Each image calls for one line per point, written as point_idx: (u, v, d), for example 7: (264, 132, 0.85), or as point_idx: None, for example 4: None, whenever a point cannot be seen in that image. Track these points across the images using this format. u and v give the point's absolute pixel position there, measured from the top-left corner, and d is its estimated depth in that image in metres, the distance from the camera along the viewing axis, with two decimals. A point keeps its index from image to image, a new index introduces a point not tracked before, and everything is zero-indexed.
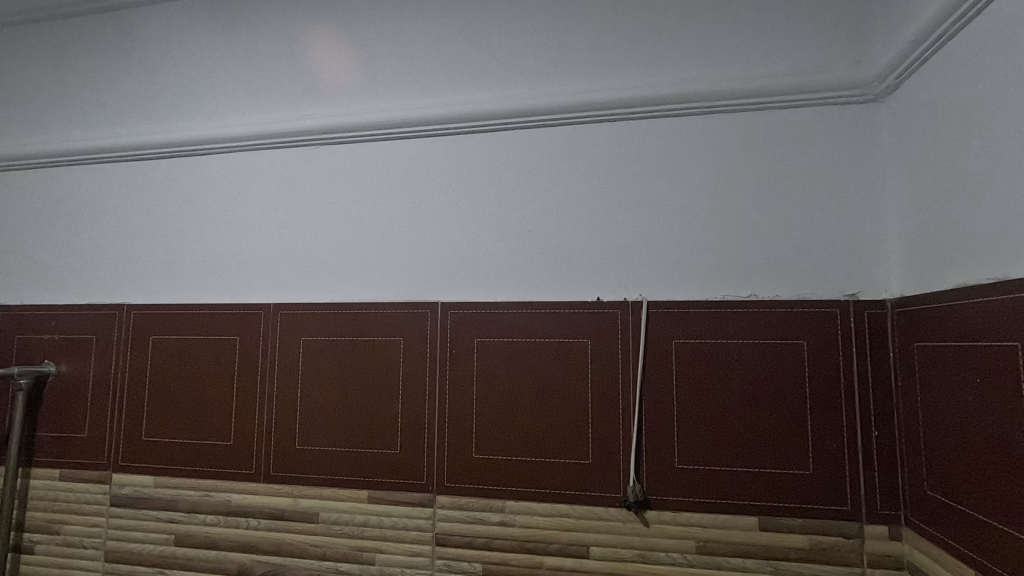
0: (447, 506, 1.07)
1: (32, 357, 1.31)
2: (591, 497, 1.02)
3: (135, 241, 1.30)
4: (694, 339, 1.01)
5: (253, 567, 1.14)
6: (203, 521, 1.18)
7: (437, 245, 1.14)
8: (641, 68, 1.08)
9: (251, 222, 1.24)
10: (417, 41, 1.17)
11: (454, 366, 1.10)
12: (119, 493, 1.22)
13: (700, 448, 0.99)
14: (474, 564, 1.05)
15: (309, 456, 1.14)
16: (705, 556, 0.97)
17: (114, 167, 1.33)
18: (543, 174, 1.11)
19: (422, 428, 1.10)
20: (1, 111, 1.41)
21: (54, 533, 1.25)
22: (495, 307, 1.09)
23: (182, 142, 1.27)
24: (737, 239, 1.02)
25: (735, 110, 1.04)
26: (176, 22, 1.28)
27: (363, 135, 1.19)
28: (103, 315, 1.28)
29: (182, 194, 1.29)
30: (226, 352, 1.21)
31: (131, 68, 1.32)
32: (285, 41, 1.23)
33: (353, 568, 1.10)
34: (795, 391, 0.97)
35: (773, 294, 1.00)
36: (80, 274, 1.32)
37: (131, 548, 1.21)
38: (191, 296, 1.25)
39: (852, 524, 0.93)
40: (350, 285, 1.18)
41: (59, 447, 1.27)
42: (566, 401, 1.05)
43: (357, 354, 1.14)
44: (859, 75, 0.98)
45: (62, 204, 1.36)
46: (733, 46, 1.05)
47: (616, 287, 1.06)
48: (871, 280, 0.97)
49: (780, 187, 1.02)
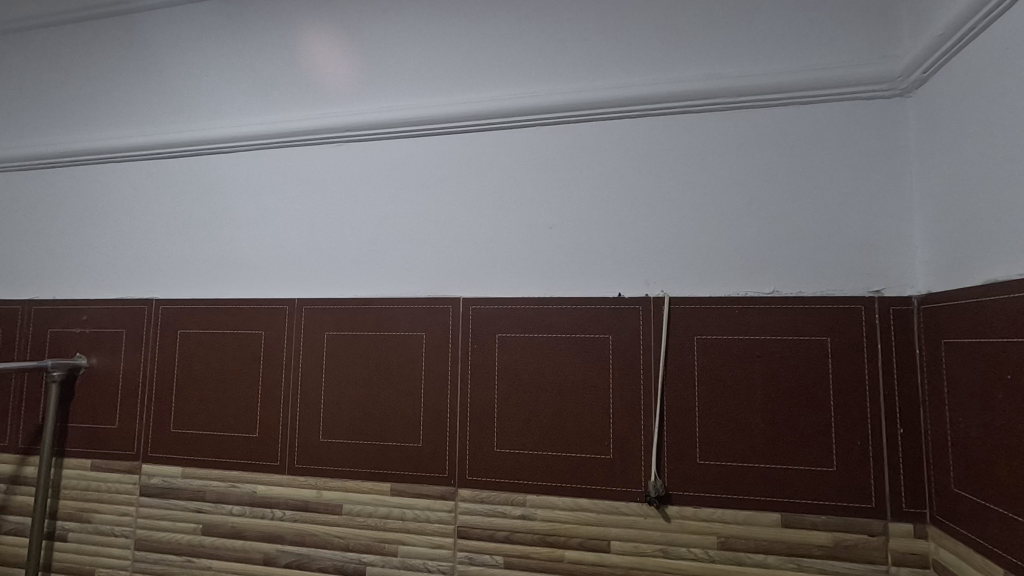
0: (469, 500, 1.09)
1: (65, 350, 1.34)
2: (612, 492, 1.02)
3: (163, 237, 1.33)
4: (716, 335, 1.02)
5: (278, 557, 1.16)
6: (229, 511, 1.20)
7: (458, 242, 1.15)
8: (661, 64, 1.09)
9: (272, 219, 1.26)
10: (418, 43, 1.21)
11: (475, 361, 1.11)
12: (149, 483, 1.25)
13: (722, 445, 0.99)
14: (496, 557, 1.06)
15: (332, 449, 1.16)
16: (727, 552, 0.97)
17: (142, 165, 1.36)
18: (563, 170, 1.11)
19: (443, 422, 1.11)
20: (28, 112, 1.46)
21: (86, 521, 1.28)
22: (515, 302, 1.10)
23: (199, 141, 1.31)
24: (760, 235, 1.02)
25: (759, 105, 1.03)
26: (191, 30, 1.35)
27: (380, 133, 1.21)
28: (132, 309, 1.31)
29: (208, 191, 1.31)
30: (251, 346, 1.23)
31: (149, 72, 1.37)
32: (289, 45, 1.29)
33: (376, 559, 1.12)
34: (818, 388, 0.97)
35: (796, 291, 1.00)
36: (107, 269, 1.35)
37: (160, 537, 1.23)
38: (217, 290, 1.28)
39: (877, 522, 0.93)
40: (372, 280, 1.19)
41: (91, 438, 1.30)
42: (587, 397, 1.05)
43: (380, 349, 1.16)
44: (885, 70, 0.97)
45: (92, 201, 1.39)
46: (756, 42, 1.05)
47: (637, 283, 1.06)
48: (896, 277, 0.97)
49: (802, 183, 1.01)
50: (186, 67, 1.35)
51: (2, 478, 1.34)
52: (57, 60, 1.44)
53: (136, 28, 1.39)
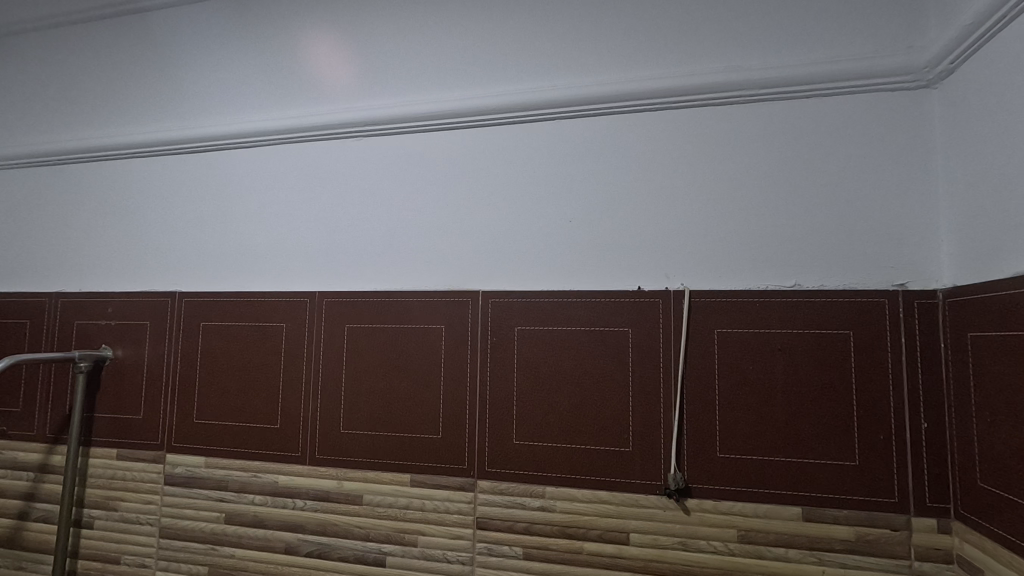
0: (488, 491, 1.09)
1: (91, 342, 1.37)
2: (632, 485, 1.03)
3: (185, 231, 1.35)
4: (736, 328, 1.01)
5: (299, 546, 1.18)
6: (251, 501, 1.22)
7: (479, 235, 1.16)
8: (681, 57, 1.08)
9: (292, 214, 1.28)
10: (431, 39, 1.22)
11: (495, 354, 1.12)
12: (173, 472, 1.28)
13: (743, 438, 0.99)
14: (515, 548, 1.07)
15: (352, 440, 1.18)
16: (747, 545, 0.97)
17: (164, 159, 1.38)
18: (583, 163, 1.11)
19: (463, 414, 1.12)
20: (53, 110, 1.49)
21: (113, 510, 1.31)
22: (535, 296, 1.11)
23: (218, 137, 1.32)
24: (781, 228, 1.02)
25: (781, 98, 1.03)
26: (207, 28, 1.38)
27: (398, 128, 1.22)
28: (155, 302, 1.33)
29: (230, 185, 1.33)
30: (273, 338, 1.25)
31: (168, 69, 1.40)
32: (303, 42, 1.30)
33: (396, 550, 1.13)
34: (840, 382, 0.96)
35: (818, 284, 0.99)
36: (131, 262, 1.38)
37: (184, 526, 1.26)
38: (239, 283, 1.29)
39: (899, 516, 0.92)
40: (392, 274, 1.20)
41: (116, 428, 1.33)
42: (607, 390, 1.05)
43: (400, 341, 1.17)
44: (911, 60, 0.96)
45: (117, 196, 1.41)
46: (778, 34, 1.04)
47: (657, 276, 1.06)
48: (921, 271, 0.96)
49: (825, 177, 1.00)
50: (208, 64, 1.37)
51: (31, 467, 1.37)
52: (84, 58, 1.47)
53: (161, 25, 1.41)
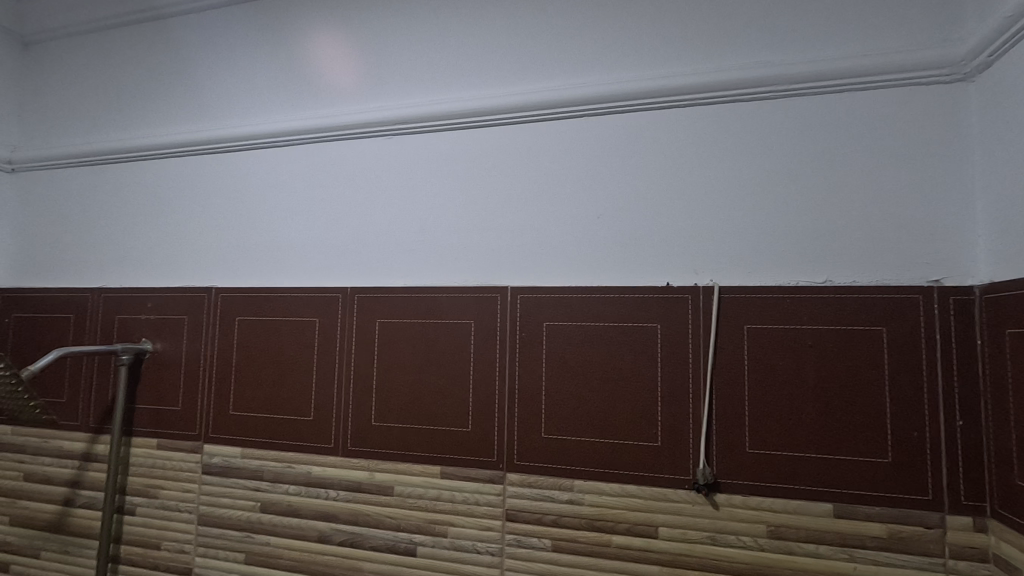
0: (517, 484, 1.11)
1: (133, 336, 1.42)
2: (660, 479, 1.03)
3: (220, 227, 1.39)
4: (767, 324, 1.01)
5: (332, 535, 1.21)
6: (285, 491, 1.26)
7: (506, 232, 1.17)
8: (710, 55, 1.08)
9: (325, 211, 1.30)
10: (460, 38, 1.24)
11: (524, 348, 1.13)
12: (210, 462, 1.32)
13: (773, 434, 0.99)
14: (544, 540, 1.08)
15: (384, 432, 1.20)
16: (777, 541, 0.97)
17: (199, 159, 1.42)
18: (609, 161, 1.12)
19: (492, 408, 1.14)
20: (94, 111, 1.54)
21: (153, 497, 1.35)
22: (562, 292, 1.12)
23: (252, 137, 1.36)
24: (811, 224, 1.01)
25: (814, 93, 1.02)
26: (241, 31, 1.41)
27: (427, 126, 1.23)
28: (192, 297, 1.38)
29: (263, 183, 1.36)
30: (306, 332, 1.28)
31: (204, 70, 1.44)
32: (335, 42, 1.33)
33: (426, 540, 1.15)
34: (872, 377, 0.96)
35: (850, 280, 0.99)
36: (169, 259, 1.42)
37: (221, 513, 1.30)
38: (272, 280, 1.33)
39: (933, 515, 0.91)
40: (421, 270, 1.22)
41: (156, 419, 1.37)
42: (635, 386, 1.06)
43: (430, 335, 1.19)
44: (947, 53, 0.94)
45: (154, 194, 1.46)
46: (809, 29, 1.03)
47: (685, 272, 1.07)
48: (957, 266, 0.94)
49: (859, 172, 1.00)
50: (241, 65, 1.40)
51: (76, 455, 1.43)
52: (123, 63, 1.52)
53: (195, 30, 1.45)
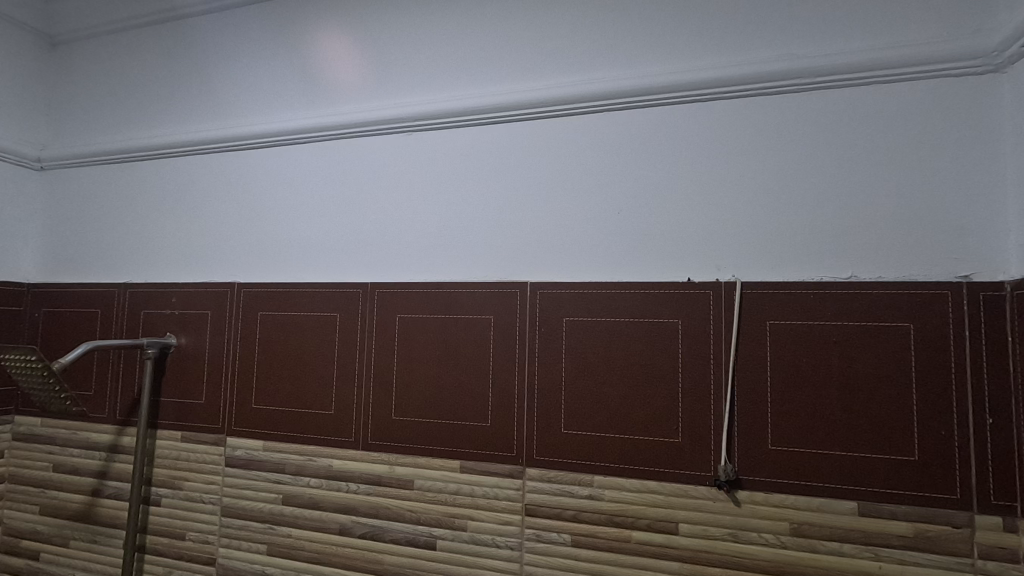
0: (537, 479, 1.11)
1: (158, 330, 1.44)
2: (681, 475, 1.03)
3: (243, 223, 1.41)
4: (791, 320, 1.00)
5: (353, 528, 1.22)
6: (307, 483, 1.27)
7: (526, 226, 1.17)
8: (734, 48, 1.07)
9: (347, 207, 1.31)
10: (481, 33, 1.24)
11: (544, 343, 1.13)
12: (233, 454, 1.34)
13: (797, 431, 0.98)
14: (563, 535, 1.09)
15: (404, 427, 1.21)
16: (799, 538, 0.96)
17: (223, 156, 1.44)
18: (630, 156, 1.12)
19: (512, 403, 1.14)
20: (121, 109, 1.57)
21: (178, 488, 1.38)
22: (582, 287, 1.12)
23: (274, 134, 1.37)
24: (836, 218, 1.00)
25: (839, 86, 1.01)
26: (263, 28, 1.43)
27: (447, 122, 1.24)
28: (215, 292, 1.40)
29: (284, 179, 1.38)
30: (328, 326, 1.29)
31: (228, 67, 1.46)
32: (357, 38, 1.34)
33: (446, 534, 1.16)
34: (899, 375, 0.94)
35: (876, 276, 0.97)
36: (193, 256, 1.45)
37: (244, 505, 1.32)
38: (294, 275, 1.34)
39: (962, 514, 0.90)
40: (440, 265, 1.23)
41: (180, 412, 1.40)
42: (656, 382, 1.06)
43: (450, 331, 1.20)
44: (978, 44, 0.93)
45: (178, 191, 1.48)
46: (834, 22, 1.02)
47: (707, 268, 1.06)
48: (987, 261, 0.93)
49: (885, 167, 0.98)
50: (264, 62, 1.42)
51: (104, 447, 1.46)
52: (148, 62, 1.55)
53: (220, 28, 1.48)
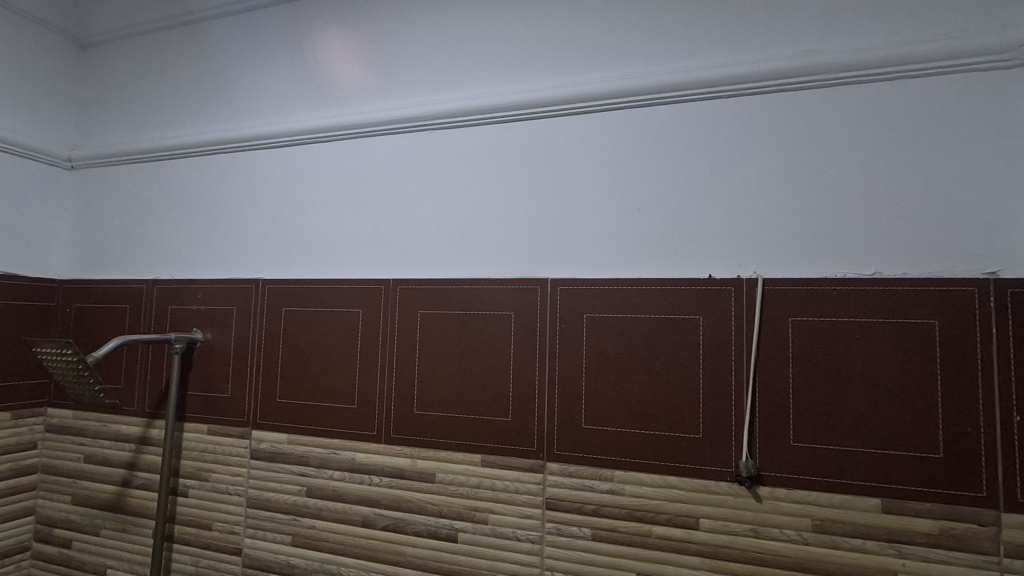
0: (557, 473, 1.12)
1: (185, 326, 1.48)
2: (702, 471, 1.03)
3: (266, 221, 1.43)
4: (814, 317, 1.00)
5: (376, 519, 1.25)
6: (330, 476, 1.30)
7: (546, 223, 1.18)
8: (757, 44, 1.07)
9: (368, 205, 1.33)
10: (501, 31, 1.25)
11: (564, 339, 1.14)
12: (258, 447, 1.37)
13: (819, 428, 0.98)
14: (584, 529, 1.10)
15: (427, 421, 1.23)
16: (821, 535, 0.96)
17: (246, 154, 1.47)
18: (650, 153, 1.12)
19: (532, 398, 1.15)
20: (148, 109, 1.61)
21: (205, 480, 1.41)
22: (603, 284, 1.13)
23: (298, 132, 1.39)
24: (859, 214, 1.00)
25: (863, 81, 1.00)
26: (286, 27, 1.45)
27: (467, 120, 1.25)
28: (240, 288, 1.43)
29: (308, 177, 1.40)
30: (350, 322, 1.32)
31: (251, 67, 1.48)
32: (378, 37, 1.36)
33: (467, 526, 1.18)
34: (923, 372, 0.94)
35: (900, 272, 0.97)
36: (218, 252, 1.48)
37: (269, 497, 1.34)
38: (317, 272, 1.37)
39: (988, 512, 0.89)
40: (461, 262, 1.24)
41: (207, 405, 1.43)
42: (677, 378, 1.06)
43: (470, 326, 1.22)
44: (1006, 39, 0.92)
45: (203, 189, 1.51)
46: (859, 17, 1.01)
47: (728, 265, 1.06)
48: (1014, 257, 0.92)
49: (910, 163, 0.98)
50: (287, 61, 1.44)
51: (133, 439, 1.50)
52: (174, 62, 1.58)
53: (243, 28, 1.50)
